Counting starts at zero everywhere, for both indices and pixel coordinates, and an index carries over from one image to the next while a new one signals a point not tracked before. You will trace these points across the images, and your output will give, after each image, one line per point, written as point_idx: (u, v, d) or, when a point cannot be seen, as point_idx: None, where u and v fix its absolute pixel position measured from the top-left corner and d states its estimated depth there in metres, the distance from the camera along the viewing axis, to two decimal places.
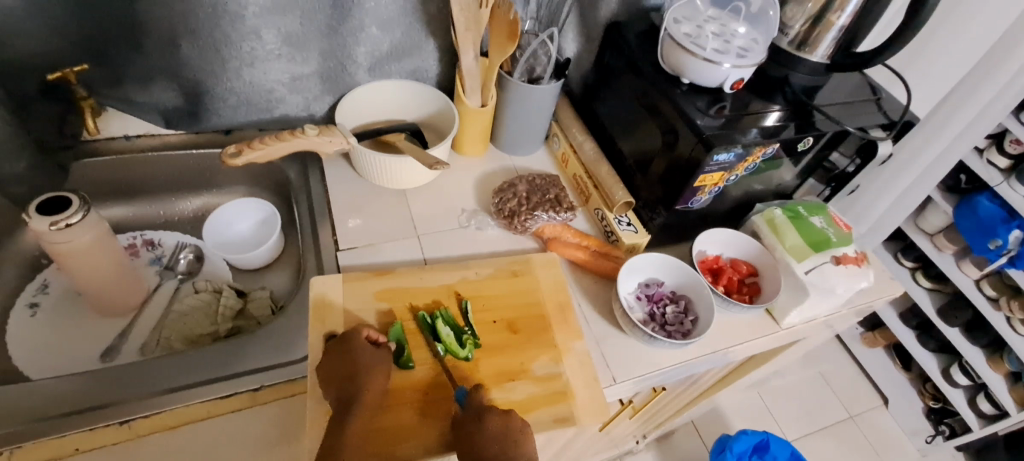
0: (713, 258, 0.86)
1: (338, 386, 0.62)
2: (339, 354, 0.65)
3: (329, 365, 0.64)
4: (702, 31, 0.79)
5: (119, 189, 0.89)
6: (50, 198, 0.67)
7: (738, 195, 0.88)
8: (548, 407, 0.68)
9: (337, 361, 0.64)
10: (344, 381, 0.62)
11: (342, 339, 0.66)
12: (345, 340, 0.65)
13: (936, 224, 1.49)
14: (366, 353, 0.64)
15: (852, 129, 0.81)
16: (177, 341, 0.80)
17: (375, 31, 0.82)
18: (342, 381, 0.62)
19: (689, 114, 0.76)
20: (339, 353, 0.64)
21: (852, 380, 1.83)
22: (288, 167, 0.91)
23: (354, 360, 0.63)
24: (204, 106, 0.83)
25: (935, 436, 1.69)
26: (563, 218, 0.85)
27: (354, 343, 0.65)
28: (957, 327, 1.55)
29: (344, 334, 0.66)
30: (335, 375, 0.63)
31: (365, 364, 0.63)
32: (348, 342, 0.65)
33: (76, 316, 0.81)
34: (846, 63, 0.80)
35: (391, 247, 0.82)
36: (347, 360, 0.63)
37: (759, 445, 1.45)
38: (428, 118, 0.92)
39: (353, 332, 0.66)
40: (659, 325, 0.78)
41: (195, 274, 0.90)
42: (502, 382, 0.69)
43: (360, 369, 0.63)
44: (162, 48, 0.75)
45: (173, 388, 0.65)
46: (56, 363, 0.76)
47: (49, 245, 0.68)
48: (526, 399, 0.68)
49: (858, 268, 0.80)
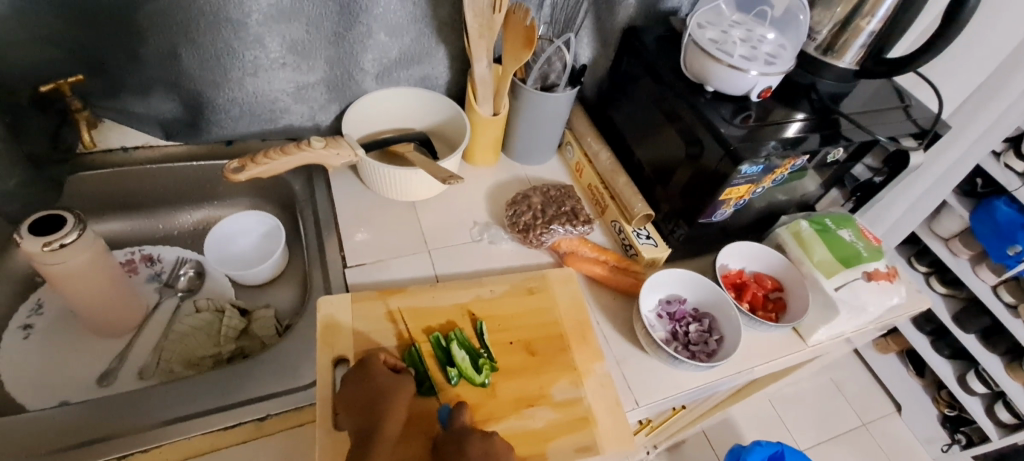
0: (735, 273, 0.82)
1: (357, 413, 0.59)
2: (357, 378, 0.62)
3: (346, 391, 0.61)
4: (727, 36, 0.75)
5: (117, 202, 0.85)
6: (43, 216, 0.64)
7: (761, 206, 0.85)
8: (569, 435, 0.65)
9: (355, 386, 0.61)
10: (362, 410, 0.59)
11: (360, 362, 0.63)
12: (363, 364, 0.63)
13: (952, 229, 1.45)
14: (387, 380, 0.62)
15: (883, 138, 0.77)
16: (177, 364, 0.76)
17: (384, 38, 0.79)
18: (363, 413, 0.59)
19: (713, 123, 0.72)
20: (357, 378, 0.62)
21: (864, 386, 1.80)
22: (292, 178, 0.87)
23: (375, 386, 0.61)
24: (205, 117, 0.79)
25: (951, 445, 1.65)
26: (581, 231, 0.82)
27: (374, 369, 0.62)
28: (974, 334, 1.52)
29: (362, 357, 0.64)
30: (356, 402, 0.60)
31: (388, 393, 0.60)
32: (365, 367, 0.62)
33: (72, 338, 0.77)
34: (878, 70, 0.76)
35: (400, 263, 0.78)
36: (366, 387, 0.61)
37: (774, 456, 1.41)
38: (438, 127, 0.89)
39: (370, 357, 0.64)
40: (682, 344, 0.75)
41: (195, 292, 0.86)
42: (520, 408, 0.65)
43: (379, 398, 0.60)
44: (161, 58, 0.72)
45: (174, 419, 0.61)
46: (50, 388, 0.72)
47: (44, 266, 0.64)
48: (546, 428, 0.64)
49: (890, 284, 0.77)
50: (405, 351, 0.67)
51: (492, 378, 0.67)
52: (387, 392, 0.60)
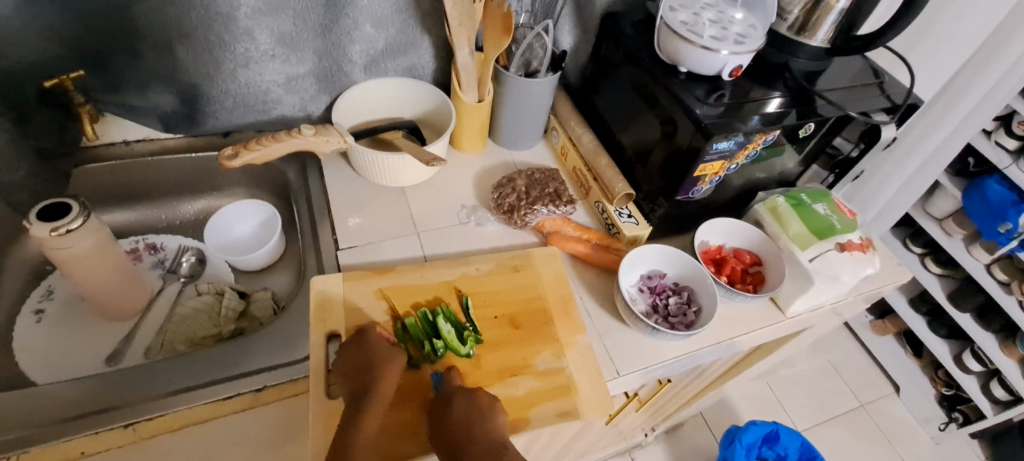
0: (715, 249, 0.85)
1: (352, 380, 0.63)
2: (355, 349, 0.65)
3: (346, 359, 0.65)
4: (699, 18, 0.78)
5: (122, 195, 0.89)
6: (50, 204, 0.68)
7: (740, 183, 0.87)
8: (550, 401, 0.68)
9: (352, 354, 0.65)
10: (356, 375, 0.63)
11: (358, 333, 0.67)
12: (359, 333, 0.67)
13: (945, 209, 1.46)
14: (382, 350, 0.65)
15: (855, 114, 0.79)
16: (180, 343, 0.80)
17: (369, 29, 0.82)
18: (354, 374, 0.63)
19: (687, 103, 0.75)
20: (355, 346, 0.66)
21: (862, 368, 1.82)
22: (286, 167, 0.91)
23: (370, 354, 0.64)
24: (201, 109, 0.83)
25: (948, 423, 1.67)
26: (563, 212, 0.85)
27: (370, 339, 0.66)
28: (969, 312, 1.52)
29: (360, 329, 0.67)
30: (350, 369, 0.63)
31: (380, 361, 0.64)
32: (362, 338, 0.66)
33: (81, 321, 0.81)
34: (851, 46, 0.78)
35: (392, 244, 0.81)
36: (362, 355, 0.64)
37: (769, 435, 1.44)
38: (427, 115, 0.92)
39: (368, 329, 0.67)
40: (662, 316, 0.78)
41: (197, 277, 0.90)
42: (503, 375, 0.69)
43: (369, 361, 0.64)
44: (157, 52, 0.75)
45: (179, 390, 0.66)
46: (61, 368, 0.77)
47: (52, 251, 0.68)
48: (528, 393, 0.68)
49: (863, 254, 0.79)
50: (398, 331, 0.70)
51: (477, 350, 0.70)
52: (377, 356, 0.64)
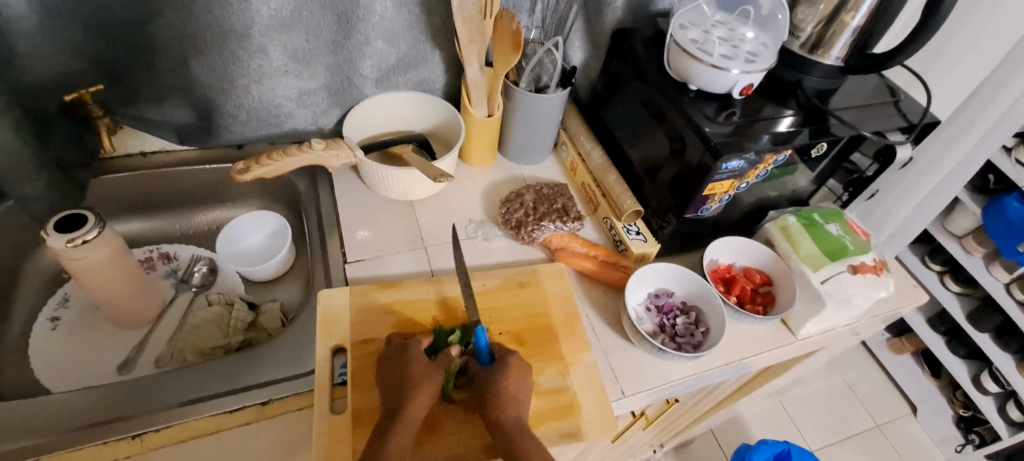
0: (725, 267, 0.84)
1: (389, 392, 0.63)
2: (392, 362, 0.66)
3: (387, 370, 0.66)
4: (709, 36, 0.77)
5: (138, 204, 0.92)
6: (67, 215, 0.69)
7: (751, 201, 0.86)
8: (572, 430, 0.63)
9: (391, 368, 0.66)
10: (392, 391, 0.63)
11: (402, 348, 0.67)
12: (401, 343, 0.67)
13: (965, 226, 1.43)
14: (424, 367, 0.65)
15: (869, 134, 0.78)
16: (190, 353, 0.81)
17: (381, 45, 0.83)
18: (393, 385, 0.63)
19: (696, 121, 0.74)
20: (395, 360, 0.66)
21: (878, 387, 1.78)
22: (298, 179, 0.92)
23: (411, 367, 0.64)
24: (215, 122, 0.84)
25: (965, 445, 1.62)
26: (571, 228, 0.85)
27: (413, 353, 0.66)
28: (988, 333, 1.47)
29: (405, 344, 0.67)
30: (389, 383, 0.64)
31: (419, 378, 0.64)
32: (404, 355, 0.66)
33: (94, 329, 0.83)
34: (862, 65, 0.77)
35: (399, 258, 0.82)
36: (400, 371, 0.65)
37: (780, 455, 1.40)
38: (437, 129, 0.93)
39: (412, 344, 0.67)
40: (669, 336, 0.77)
41: (208, 287, 0.91)
42: (509, 398, 0.63)
43: (405, 374, 0.64)
44: (173, 67, 0.77)
45: (188, 401, 0.67)
46: (73, 376, 0.78)
47: (67, 261, 0.70)
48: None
49: (876, 277, 0.78)
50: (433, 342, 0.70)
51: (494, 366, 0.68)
52: (414, 368, 0.64)
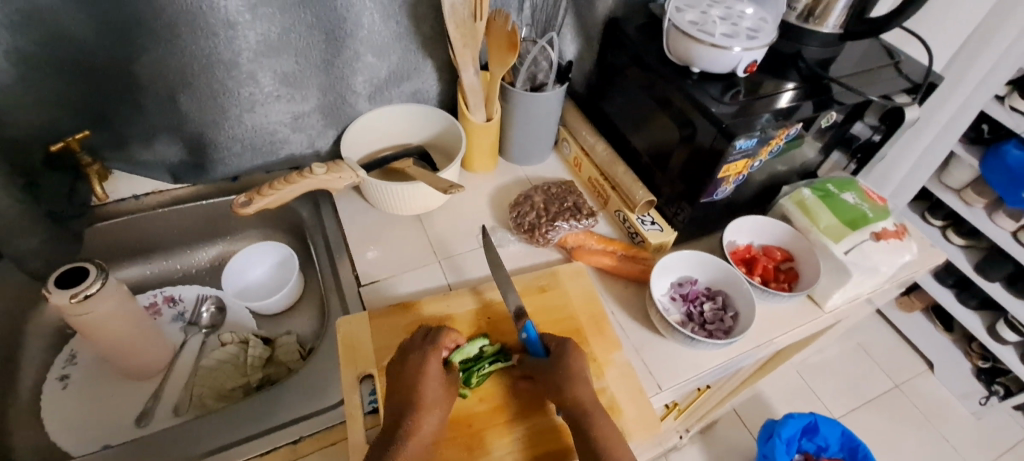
0: (744, 248, 0.83)
1: (396, 404, 0.62)
2: (403, 380, 0.63)
3: (399, 386, 0.63)
4: (707, 16, 0.76)
5: (136, 249, 0.89)
6: (68, 270, 0.67)
7: (763, 178, 0.85)
8: (581, 442, 0.61)
9: (402, 384, 0.63)
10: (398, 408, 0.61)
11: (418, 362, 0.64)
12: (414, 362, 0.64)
13: (962, 179, 1.43)
14: (435, 392, 0.62)
15: (875, 98, 0.77)
16: (209, 397, 0.78)
17: (372, 59, 0.80)
18: (404, 407, 0.61)
19: (701, 103, 0.73)
20: (407, 378, 0.63)
21: (893, 347, 1.78)
22: (299, 206, 0.89)
23: (421, 393, 0.62)
24: (209, 156, 0.81)
25: (989, 397, 1.63)
26: (585, 225, 0.83)
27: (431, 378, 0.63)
28: (999, 282, 1.47)
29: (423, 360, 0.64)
30: (399, 394, 0.62)
31: (429, 405, 0.61)
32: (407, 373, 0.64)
33: (107, 383, 0.80)
34: (859, 31, 0.76)
35: (414, 275, 0.80)
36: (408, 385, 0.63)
37: (808, 427, 1.39)
38: (435, 139, 0.91)
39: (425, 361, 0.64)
40: (698, 324, 0.75)
41: (219, 327, 0.88)
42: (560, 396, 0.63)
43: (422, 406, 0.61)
44: (161, 104, 0.74)
45: (216, 449, 0.64)
46: (91, 435, 0.75)
47: (73, 317, 0.67)
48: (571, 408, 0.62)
49: (900, 241, 0.77)
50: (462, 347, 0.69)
51: (552, 344, 0.68)
52: (422, 388, 0.62)
